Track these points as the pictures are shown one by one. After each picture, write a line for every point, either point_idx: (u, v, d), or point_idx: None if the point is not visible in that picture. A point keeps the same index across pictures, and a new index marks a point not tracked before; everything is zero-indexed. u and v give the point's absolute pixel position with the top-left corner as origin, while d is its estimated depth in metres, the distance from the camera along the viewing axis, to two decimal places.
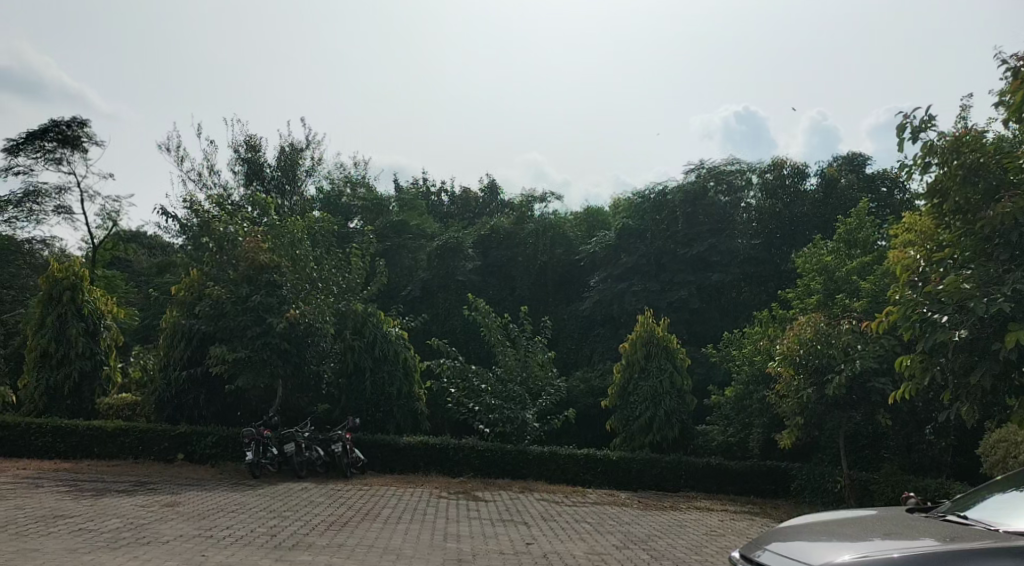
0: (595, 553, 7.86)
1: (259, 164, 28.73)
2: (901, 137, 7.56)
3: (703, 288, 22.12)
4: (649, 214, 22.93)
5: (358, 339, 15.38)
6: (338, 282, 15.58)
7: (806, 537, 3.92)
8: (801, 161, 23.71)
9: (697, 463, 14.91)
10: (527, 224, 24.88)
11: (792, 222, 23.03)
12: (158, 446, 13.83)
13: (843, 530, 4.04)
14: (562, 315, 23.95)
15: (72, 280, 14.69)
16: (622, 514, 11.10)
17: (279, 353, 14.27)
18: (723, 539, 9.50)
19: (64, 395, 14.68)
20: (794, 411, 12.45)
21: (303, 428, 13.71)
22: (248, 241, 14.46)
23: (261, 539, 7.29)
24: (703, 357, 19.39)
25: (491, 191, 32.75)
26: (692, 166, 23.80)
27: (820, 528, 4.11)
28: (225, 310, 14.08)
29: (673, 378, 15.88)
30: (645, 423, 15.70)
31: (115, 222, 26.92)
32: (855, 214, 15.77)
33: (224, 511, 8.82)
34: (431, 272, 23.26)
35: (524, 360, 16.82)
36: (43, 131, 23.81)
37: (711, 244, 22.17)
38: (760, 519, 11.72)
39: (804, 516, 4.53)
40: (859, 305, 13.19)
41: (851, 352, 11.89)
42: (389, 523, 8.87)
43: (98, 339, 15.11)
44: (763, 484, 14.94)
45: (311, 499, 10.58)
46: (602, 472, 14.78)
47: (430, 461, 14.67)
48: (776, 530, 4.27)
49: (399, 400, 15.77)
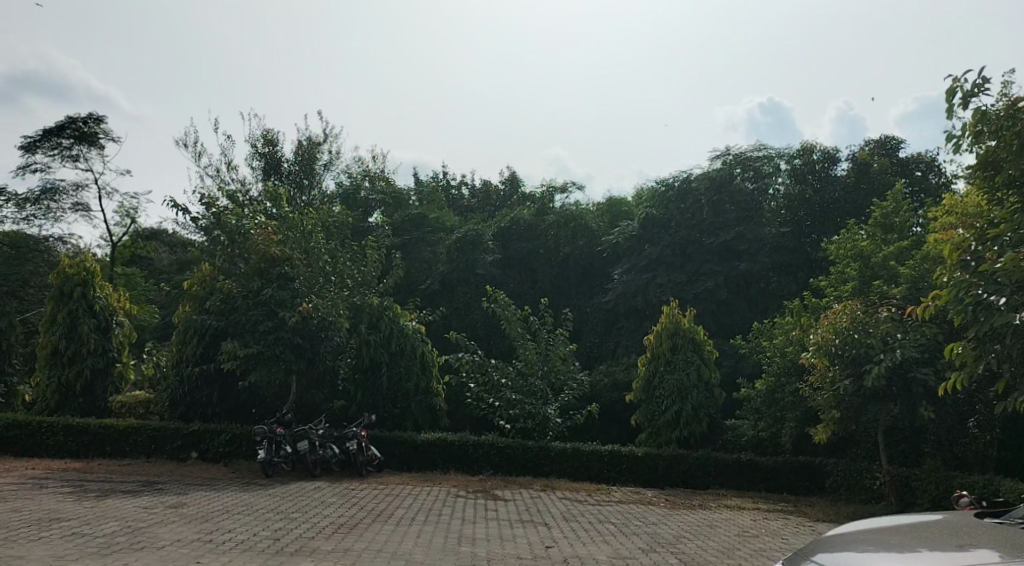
0: (619, 558, 7.29)
1: (276, 159, 28.47)
2: (951, 102, 6.85)
3: (729, 279, 21.42)
4: (673, 202, 22.24)
5: (373, 333, 14.85)
6: (353, 275, 15.23)
7: (864, 547, 3.34)
8: (832, 146, 22.93)
9: (727, 460, 14.27)
10: (548, 216, 24.32)
11: (823, 208, 22.20)
12: (171, 444, 13.56)
13: (903, 539, 3.43)
14: (584, 308, 23.36)
15: (83, 276, 14.60)
16: (648, 514, 10.51)
17: (292, 348, 13.87)
18: (757, 541, 8.87)
19: (76, 393, 14.44)
20: (829, 404, 11.76)
21: (317, 425, 13.32)
22: (259, 235, 14.13)
23: (262, 544, 6.84)
24: (732, 349, 18.69)
25: (512, 183, 32.19)
26: (717, 152, 23.03)
27: (878, 537, 3.50)
28: (237, 304, 13.90)
29: (700, 370, 15.30)
30: (671, 417, 15.08)
31: (133, 219, 26.84)
32: (891, 196, 14.97)
33: (229, 514, 8.40)
34: (450, 266, 22.80)
35: (545, 353, 16.28)
36: (59, 127, 23.77)
37: (738, 232, 21.46)
38: (795, 519, 11.07)
39: (855, 521, 3.88)
40: (898, 291, 12.44)
41: (890, 341, 11.23)
42: (401, 525, 8.40)
43: (110, 335, 14.91)
44: (797, 481, 14.23)
45: (322, 499, 10.14)
46: (627, 469, 14.23)
47: (449, 458, 14.20)
48: (823, 539, 3.67)
49: (416, 396, 15.29)
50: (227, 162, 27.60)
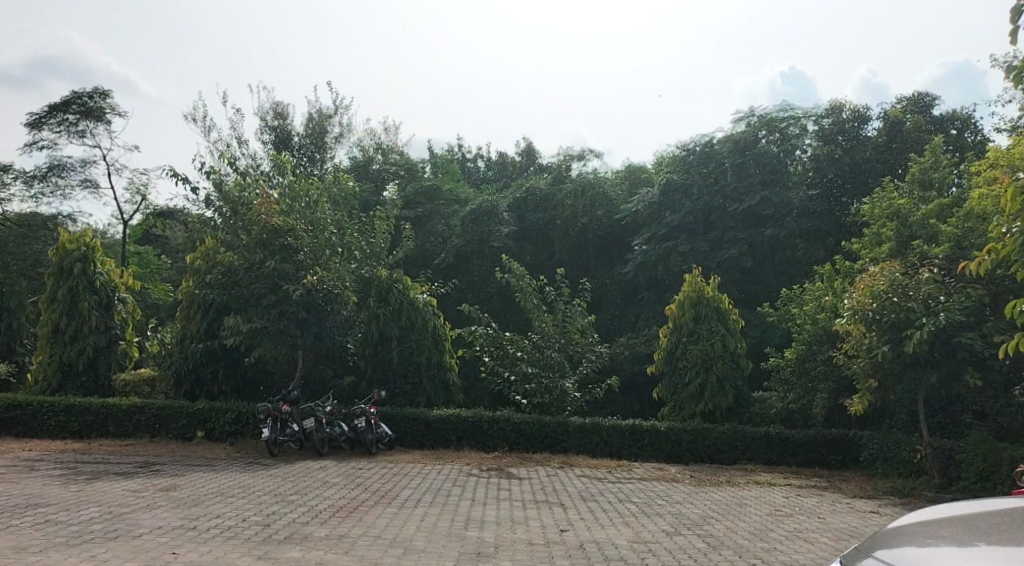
0: (641, 542, 6.61)
1: (286, 132, 27.85)
2: (1016, 24, 5.93)
3: (754, 245, 20.51)
4: (694, 167, 21.39)
5: (383, 306, 14.30)
6: (361, 247, 14.80)
7: (941, 539, 2.64)
8: (862, 104, 21.84)
9: (754, 433, 13.55)
10: (565, 185, 23.49)
11: (852, 169, 21.15)
12: (176, 423, 13.15)
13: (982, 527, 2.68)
14: (604, 280, 22.60)
15: (83, 251, 14.24)
16: (672, 491, 9.85)
17: (298, 323, 13.30)
18: (792, 521, 8.17)
19: (79, 371, 14.09)
20: (865, 372, 10.95)
21: (325, 402, 12.83)
22: (262, 204, 13.58)
23: (248, 533, 6.27)
24: (758, 318, 17.87)
25: (528, 154, 31.33)
26: (740, 114, 22.06)
27: (962, 525, 2.75)
28: (239, 277, 13.29)
29: (726, 340, 14.51)
30: (696, 389, 14.35)
31: (144, 196, 26.42)
32: (931, 151, 13.85)
33: (221, 497, 7.87)
34: (464, 238, 22.08)
35: (563, 325, 15.59)
36: (65, 103, 23.37)
37: (764, 196, 20.24)
38: (830, 495, 10.36)
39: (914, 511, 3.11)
40: (940, 250, 11.51)
41: (932, 304, 10.43)
42: (406, 507, 7.82)
43: (113, 312, 14.58)
44: (830, 454, 13.47)
45: (325, 479, 9.60)
46: (648, 444, 13.61)
47: (463, 435, 13.64)
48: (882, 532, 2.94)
49: (429, 371, 14.68)
50: (237, 137, 27.06)
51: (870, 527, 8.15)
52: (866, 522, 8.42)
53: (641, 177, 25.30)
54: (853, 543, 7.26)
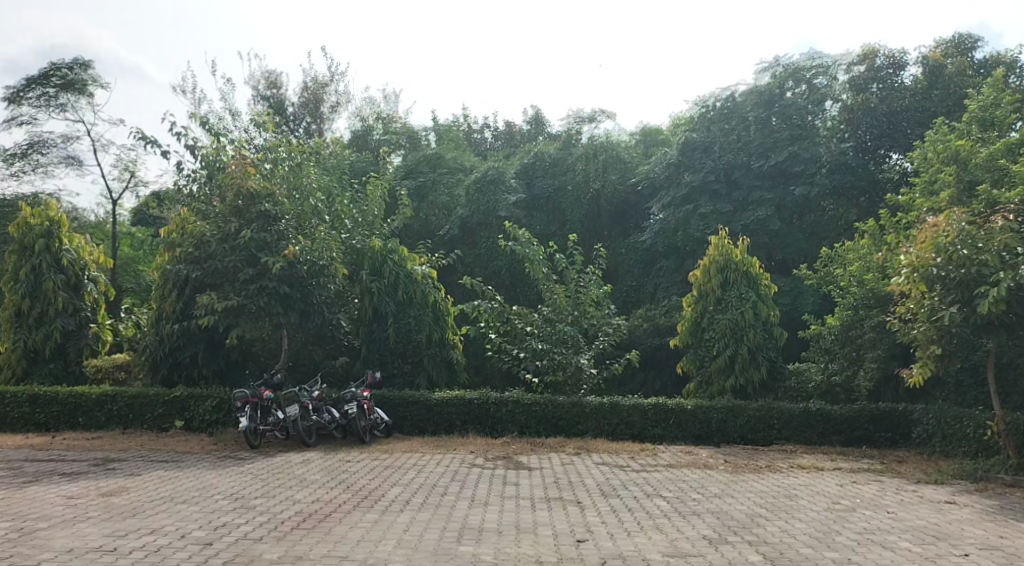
0: (680, 557, 5.20)
1: (281, 103, 26.35)
2: None
3: (781, 207, 18.88)
4: (716, 123, 19.95)
5: (376, 279, 12.97)
6: (353, 215, 13.78)
7: None
8: (898, 50, 19.67)
9: (793, 409, 12.12)
10: (575, 149, 21.88)
11: (888, 119, 19.24)
12: (151, 413, 11.92)
13: None
14: (619, 248, 21.05)
15: (47, 225, 13.03)
16: (707, 481, 8.45)
17: (281, 299, 11.92)
18: (857, 518, 6.73)
19: (45, 357, 12.90)
20: (928, 338, 9.38)
21: (313, 386, 11.48)
22: (236, 166, 12.04)
23: (178, 556, 4.96)
24: (788, 284, 16.36)
25: (537, 122, 29.56)
26: (763, 65, 20.61)
27: None
28: (211, 250, 11.78)
29: (757, 307, 13.03)
30: (725, 363, 12.93)
31: (134, 174, 25.20)
32: (991, 85, 12.13)
33: (168, 505, 6.57)
34: (469, 208, 20.59)
35: (575, 297, 14.14)
36: (44, 75, 22.08)
37: (790, 151, 18.57)
38: (890, 480, 8.91)
39: None
40: (1012, 194, 9.83)
41: (1009, 257, 8.75)
42: (390, 512, 6.45)
43: (82, 293, 13.37)
44: (878, 432, 12.00)
45: (302, 476, 8.25)
46: (674, 424, 12.20)
47: (468, 419, 12.30)
48: None
49: (429, 349, 13.42)
50: (230, 108, 25.63)
51: (953, 522, 6.70)
52: (947, 515, 6.97)
53: (658, 139, 23.85)
54: (943, 546, 5.80)
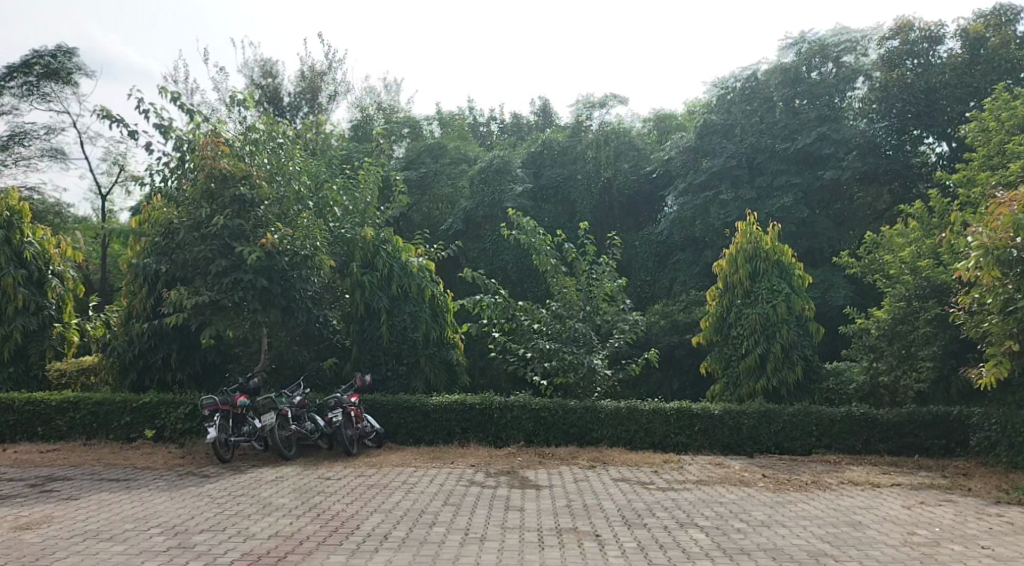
0: None
1: (277, 92, 25.15)
2: None
3: (809, 193, 17.43)
4: (737, 105, 18.59)
5: (367, 273, 11.71)
6: (343, 201, 12.50)
7: None
8: (935, 23, 18.25)
9: (834, 414, 10.77)
10: (585, 135, 20.53)
11: (925, 97, 17.81)
12: (117, 422, 10.70)
13: None
14: (633, 240, 19.70)
15: (6, 215, 11.78)
16: (749, 504, 7.08)
17: (259, 294, 10.66)
18: (947, 556, 5.37)
19: (4, 361, 11.71)
20: (1006, 332, 7.98)
21: (295, 392, 10.21)
22: (207, 144, 10.58)
23: None
24: (820, 276, 14.95)
25: (545, 112, 28.27)
26: (788, 41, 19.12)
27: None
28: (180, 239, 10.52)
29: (791, 301, 11.64)
30: (756, 362, 11.56)
31: (123, 168, 24.07)
32: None
33: (89, 543, 5.31)
34: (473, 199, 19.27)
35: (587, 291, 12.77)
36: (25, 64, 20.98)
37: (819, 132, 17.13)
38: (963, 500, 7.53)
39: None
40: None
41: None
42: (361, 553, 5.13)
43: (46, 290, 12.16)
44: (931, 439, 10.60)
45: (268, 500, 6.97)
46: (700, 431, 10.87)
47: (468, 426, 11.01)
48: None
49: (426, 349, 12.15)
50: (223, 99, 24.44)
51: None
52: None
53: (674, 125, 22.45)
54: None
